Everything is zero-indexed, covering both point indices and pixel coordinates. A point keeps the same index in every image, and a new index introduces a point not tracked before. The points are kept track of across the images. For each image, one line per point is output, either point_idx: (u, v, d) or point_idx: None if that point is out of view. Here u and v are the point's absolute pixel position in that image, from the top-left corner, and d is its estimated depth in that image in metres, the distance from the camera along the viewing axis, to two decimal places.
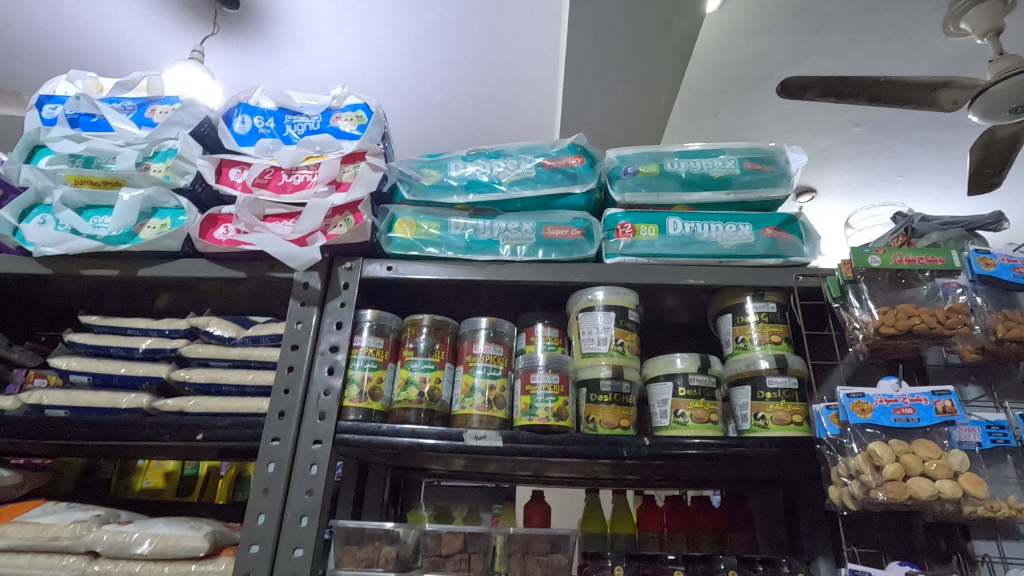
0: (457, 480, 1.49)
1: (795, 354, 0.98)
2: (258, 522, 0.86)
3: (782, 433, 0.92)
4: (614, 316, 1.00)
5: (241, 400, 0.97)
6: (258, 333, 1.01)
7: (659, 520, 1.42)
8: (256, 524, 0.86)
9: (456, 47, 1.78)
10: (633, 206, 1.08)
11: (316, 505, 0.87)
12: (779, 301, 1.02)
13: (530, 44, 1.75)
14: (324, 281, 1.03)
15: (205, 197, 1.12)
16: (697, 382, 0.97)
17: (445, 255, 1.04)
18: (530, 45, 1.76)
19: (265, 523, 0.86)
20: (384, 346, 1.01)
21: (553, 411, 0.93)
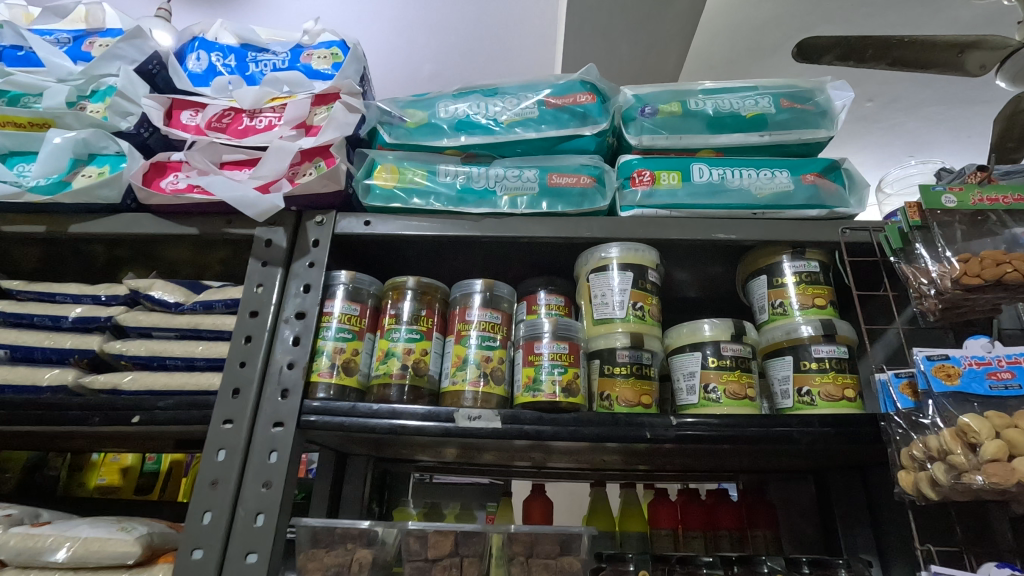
0: (451, 476, 1.33)
1: (843, 320, 0.84)
2: (204, 521, 0.71)
3: (833, 410, 0.78)
4: (631, 276, 0.85)
5: (187, 376, 0.80)
6: (211, 299, 0.85)
7: (673, 516, 1.22)
8: (200, 525, 0.71)
9: (446, 29, 1.47)
10: (651, 151, 0.93)
11: (275, 500, 0.72)
12: (822, 261, 0.88)
13: (537, 6, 1.41)
14: (290, 238, 0.88)
15: (152, 143, 0.95)
16: (731, 351, 0.83)
17: (432, 207, 0.89)
18: (537, 18, 1.45)
19: (212, 524, 0.71)
20: (361, 313, 0.86)
21: (565, 388, 0.78)
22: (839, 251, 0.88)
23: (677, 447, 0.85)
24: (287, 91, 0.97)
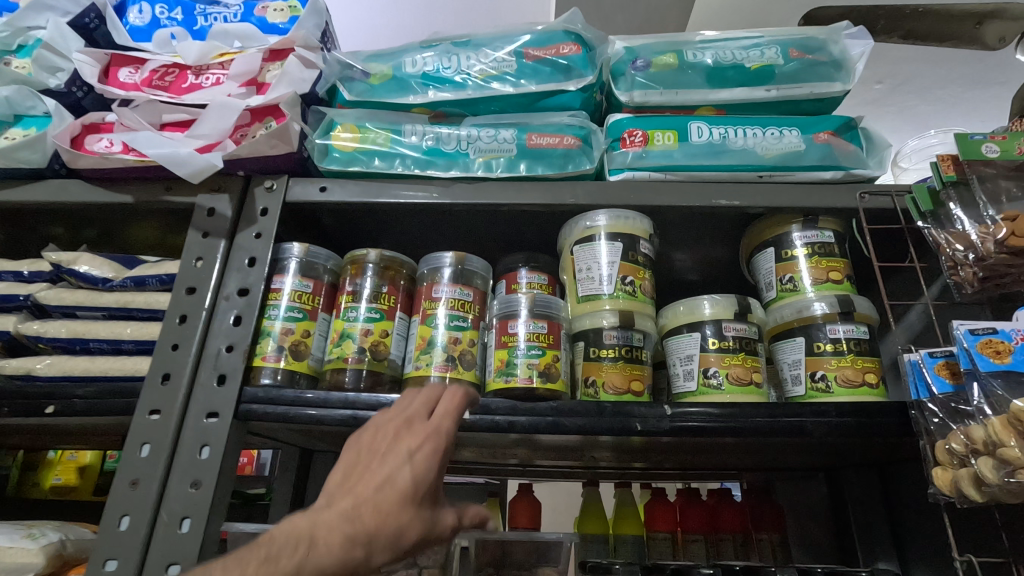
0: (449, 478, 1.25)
1: (862, 296, 0.74)
2: (121, 527, 0.61)
3: (852, 398, 0.68)
4: (620, 247, 0.74)
5: (113, 361, 0.70)
6: (145, 274, 0.75)
7: (671, 518, 1.12)
8: (117, 532, 0.61)
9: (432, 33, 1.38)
10: (644, 110, 0.83)
11: (203, 503, 0.62)
12: (837, 230, 0.78)
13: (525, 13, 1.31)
14: (236, 207, 0.78)
15: (88, 104, 0.86)
16: (733, 332, 0.72)
17: (395, 172, 0.79)
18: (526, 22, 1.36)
19: (129, 530, 0.61)
20: (314, 290, 0.76)
21: (544, 372, 0.68)
22: (857, 219, 0.78)
23: (674, 440, 0.74)
24: (238, 46, 0.87)
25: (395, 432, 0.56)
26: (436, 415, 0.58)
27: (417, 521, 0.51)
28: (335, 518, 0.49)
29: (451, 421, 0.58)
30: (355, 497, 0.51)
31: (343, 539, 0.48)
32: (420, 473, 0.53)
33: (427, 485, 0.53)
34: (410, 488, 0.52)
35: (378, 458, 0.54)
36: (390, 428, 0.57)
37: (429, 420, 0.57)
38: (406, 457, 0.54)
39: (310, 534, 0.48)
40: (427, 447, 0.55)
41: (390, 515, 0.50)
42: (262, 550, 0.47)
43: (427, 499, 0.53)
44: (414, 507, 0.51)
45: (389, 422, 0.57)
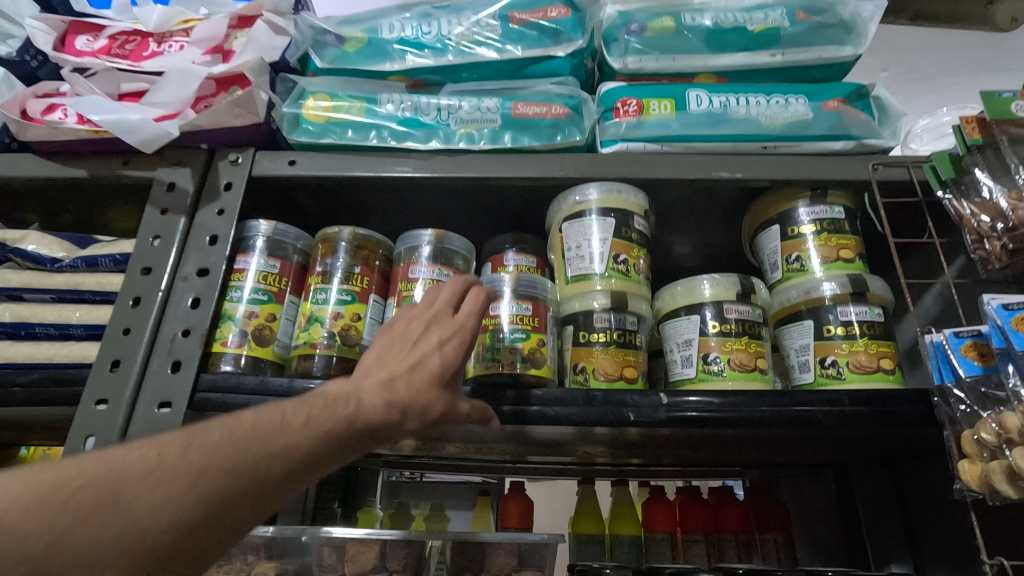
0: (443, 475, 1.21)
1: (876, 276, 0.68)
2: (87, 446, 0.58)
3: (866, 386, 0.62)
4: (613, 223, 0.69)
5: (59, 347, 0.65)
6: (97, 254, 0.69)
7: (671, 518, 1.07)
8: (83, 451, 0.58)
9: None
10: (639, 78, 0.77)
11: (172, 423, 0.59)
12: (847, 205, 0.72)
13: None
14: (197, 182, 0.72)
15: (43, 75, 0.79)
16: (736, 314, 0.66)
17: (370, 144, 0.73)
18: None
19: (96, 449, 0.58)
20: (282, 271, 0.71)
21: (529, 357, 0.62)
22: (869, 192, 0.72)
23: (671, 433, 0.69)
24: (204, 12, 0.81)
25: (424, 324, 0.55)
26: (461, 313, 0.56)
27: (443, 402, 0.52)
28: (375, 389, 0.49)
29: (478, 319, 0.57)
30: (396, 371, 0.51)
31: (384, 402, 0.49)
32: (452, 358, 0.54)
33: (453, 372, 0.54)
34: (438, 371, 0.53)
35: (410, 342, 0.54)
36: (420, 318, 0.56)
37: (457, 316, 0.56)
38: (438, 344, 0.54)
39: (354, 398, 0.48)
40: (454, 340, 0.54)
41: (421, 393, 0.51)
42: (311, 403, 0.47)
43: (453, 384, 0.54)
44: (440, 390, 0.52)
45: (417, 314, 0.56)
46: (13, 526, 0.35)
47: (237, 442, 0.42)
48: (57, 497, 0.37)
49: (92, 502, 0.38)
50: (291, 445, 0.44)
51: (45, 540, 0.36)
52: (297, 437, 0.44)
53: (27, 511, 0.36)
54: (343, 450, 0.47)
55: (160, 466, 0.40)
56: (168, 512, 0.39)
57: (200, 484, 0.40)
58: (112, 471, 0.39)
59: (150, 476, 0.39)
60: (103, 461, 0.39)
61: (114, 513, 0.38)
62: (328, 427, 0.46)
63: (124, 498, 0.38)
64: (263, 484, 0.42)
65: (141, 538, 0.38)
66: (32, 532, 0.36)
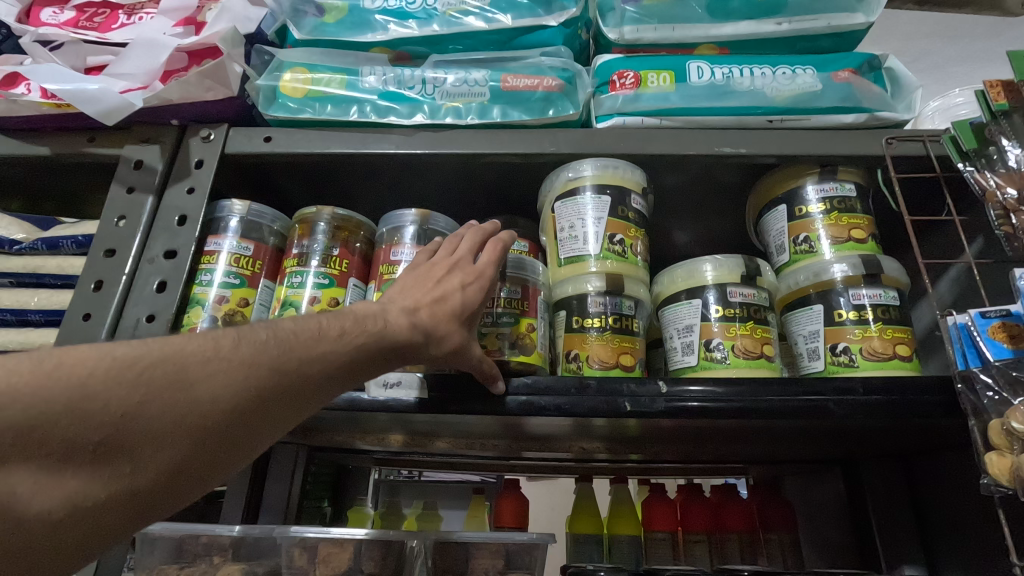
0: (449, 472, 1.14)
1: (890, 257, 0.64)
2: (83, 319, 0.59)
3: (880, 373, 0.58)
4: (608, 201, 0.64)
5: (16, 333, 0.61)
6: (59, 236, 0.65)
7: (672, 517, 1.02)
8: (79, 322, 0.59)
9: None
10: (636, 50, 0.73)
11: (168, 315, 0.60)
12: (859, 182, 0.68)
13: None
14: (167, 160, 0.68)
15: (7, 50, 0.75)
16: (740, 297, 0.62)
17: (351, 120, 0.69)
18: None
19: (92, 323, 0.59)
20: (256, 254, 0.66)
21: (518, 344, 0.58)
22: (882, 168, 0.67)
23: (671, 424, 0.64)
24: None
25: (447, 266, 0.52)
26: (484, 261, 0.55)
27: (462, 335, 0.50)
28: (400, 313, 0.47)
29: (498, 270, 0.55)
30: (421, 301, 0.49)
31: (409, 323, 0.47)
32: (474, 298, 0.52)
33: (473, 313, 0.52)
34: (461, 309, 0.50)
35: (437, 277, 0.51)
36: (446, 259, 0.53)
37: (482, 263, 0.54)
38: (461, 283, 0.51)
39: (380, 317, 0.46)
40: (478, 285, 0.53)
41: (440, 324, 0.49)
42: (343, 317, 0.45)
43: (471, 321, 0.52)
44: (460, 326, 0.50)
45: (444, 255, 0.54)
46: (96, 394, 0.35)
47: (282, 340, 0.41)
48: (130, 372, 0.37)
49: (160, 379, 0.37)
50: (332, 350, 0.42)
51: (124, 409, 0.36)
52: (336, 345, 0.43)
53: (105, 382, 0.36)
54: (366, 366, 0.44)
55: (219, 354, 0.39)
56: (226, 396, 0.38)
57: (252, 374, 0.39)
58: (176, 353, 0.38)
59: (211, 362, 0.38)
60: (167, 344, 0.38)
61: (179, 394, 0.37)
62: (365, 338, 0.44)
63: (189, 380, 0.37)
64: (308, 383, 0.41)
65: (202, 421, 0.37)
66: (112, 401, 0.35)
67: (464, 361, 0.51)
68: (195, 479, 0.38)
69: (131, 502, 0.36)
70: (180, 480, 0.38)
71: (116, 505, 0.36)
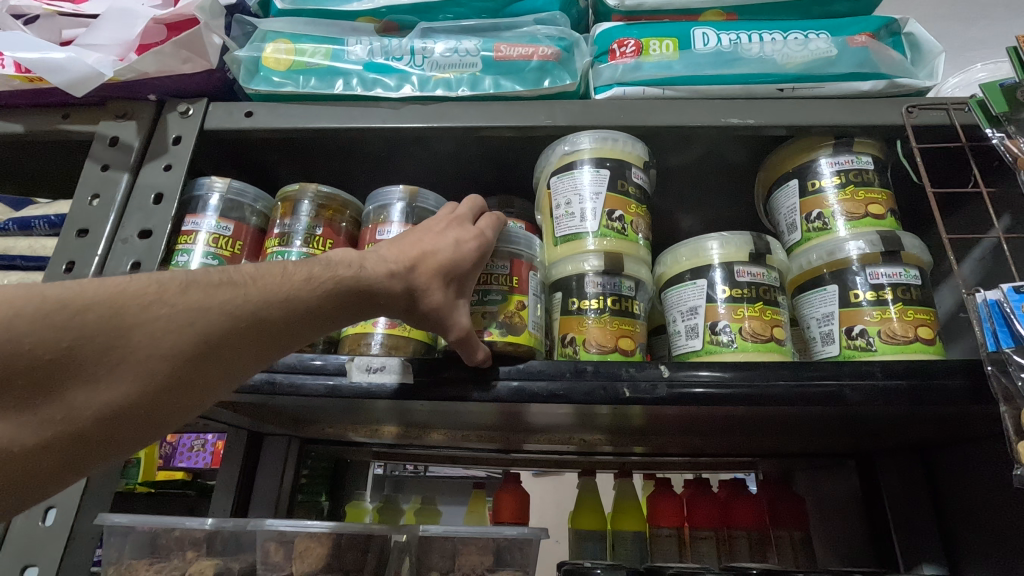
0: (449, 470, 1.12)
1: (911, 233, 0.59)
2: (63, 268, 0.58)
3: (902, 358, 0.53)
4: (607, 174, 0.60)
5: None
6: (31, 217, 0.63)
7: (678, 513, 0.98)
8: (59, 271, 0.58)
9: None
10: (637, 17, 0.69)
11: None
12: (877, 155, 0.63)
13: None
14: (144, 136, 0.65)
15: None
16: (748, 277, 0.58)
17: (335, 92, 0.66)
18: None
19: (72, 271, 0.58)
20: (236, 234, 0.63)
21: (506, 324, 0.54)
22: (901, 140, 0.63)
23: (675, 414, 0.60)
24: None
25: (445, 222, 0.50)
26: (482, 224, 0.53)
27: (444, 294, 0.46)
28: (384, 263, 0.44)
29: (496, 233, 0.53)
30: (409, 254, 0.46)
31: (386, 272, 0.43)
32: (465, 256, 0.49)
33: (463, 272, 0.48)
34: (449, 263, 0.47)
35: (432, 232, 0.49)
36: (443, 219, 0.51)
37: (477, 226, 0.52)
38: (455, 241, 0.49)
39: (357, 263, 0.42)
40: (472, 244, 0.50)
41: (425, 279, 0.45)
42: (312, 264, 0.41)
43: (458, 282, 0.48)
44: (444, 283, 0.46)
45: (439, 216, 0.51)
46: (17, 338, 0.31)
47: (240, 284, 0.37)
48: (62, 314, 0.32)
49: (95, 325, 0.32)
50: (298, 296, 0.38)
51: (53, 354, 0.31)
52: (303, 290, 0.39)
53: (29, 322, 0.31)
54: (335, 318, 0.41)
55: (163, 298, 0.34)
56: (173, 342, 0.34)
57: (203, 316, 0.35)
58: (115, 295, 0.33)
59: (156, 305, 0.34)
60: (108, 285, 0.34)
61: (117, 340, 0.33)
62: (336, 285, 0.40)
63: (126, 326, 0.33)
64: (269, 331, 0.37)
65: (141, 371, 0.33)
66: (36, 345, 0.31)
67: (444, 324, 0.46)
68: (138, 432, 0.34)
69: (57, 457, 0.32)
70: (111, 434, 0.33)
71: (50, 459, 0.32)
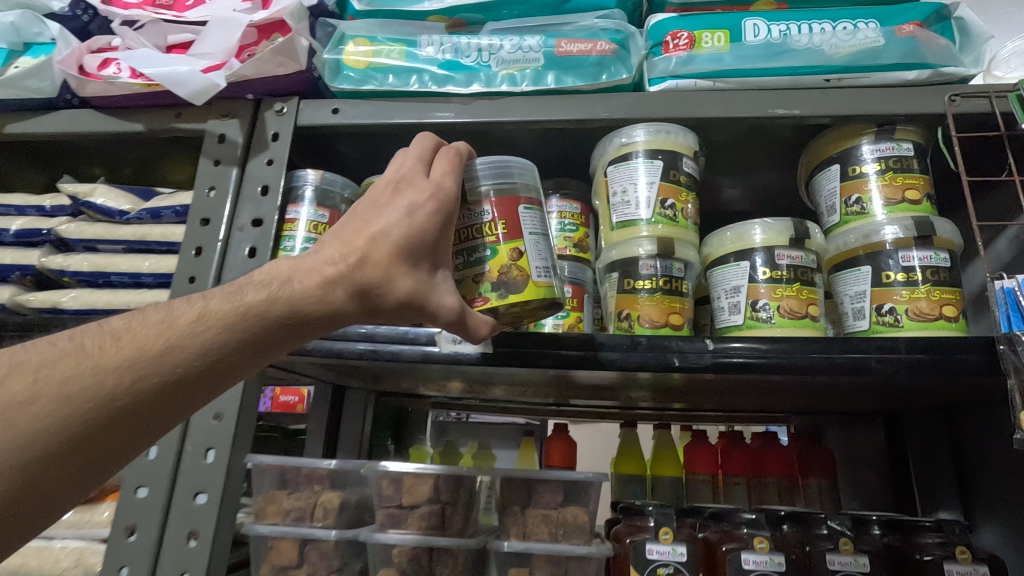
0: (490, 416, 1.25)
1: (944, 218, 0.64)
2: (193, 254, 0.69)
3: (926, 334, 0.60)
4: (660, 164, 0.66)
5: (134, 293, 0.69)
6: (160, 206, 0.73)
7: (712, 461, 1.07)
8: (190, 257, 0.69)
9: None
10: (691, 7, 0.72)
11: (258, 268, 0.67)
12: (918, 141, 0.67)
13: None
14: (247, 133, 0.74)
15: (95, 30, 0.81)
16: (788, 260, 0.64)
17: (410, 89, 0.73)
18: None
19: (200, 256, 0.69)
20: (331, 220, 0.72)
21: (503, 283, 0.55)
22: (943, 126, 0.67)
23: (716, 378, 0.68)
24: None
25: (395, 189, 0.51)
26: (435, 174, 0.53)
27: (412, 279, 0.49)
28: (320, 272, 0.46)
29: (453, 178, 0.53)
30: (353, 249, 0.47)
31: (322, 281, 0.46)
32: (422, 224, 0.50)
33: (426, 241, 0.50)
34: (405, 239, 0.48)
35: (376, 208, 0.50)
36: (387, 184, 0.51)
37: (431, 178, 0.53)
38: (408, 208, 0.50)
39: (264, 291, 0.45)
40: (432, 205, 0.51)
41: (382, 269, 0.47)
42: (182, 308, 0.44)
43: (428, 259, 0.50)
44: (409, 263, 0.49)
45: (380, 183, 0.52)
46: None
47: (69, 360, 0.40)
48: None
49: None
50: (149, 354, 0.41)
51: None
52: (151, 347, 0.41)
53: None
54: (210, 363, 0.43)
55: None
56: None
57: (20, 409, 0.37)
58: None
59: None
60: None
61: None
62: (227, 318, 0.43)
63: None
64: (125, 399, 0.40)
65: None
66: None
67: (429, 307, 0.49)
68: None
69: None
70: None
71: None
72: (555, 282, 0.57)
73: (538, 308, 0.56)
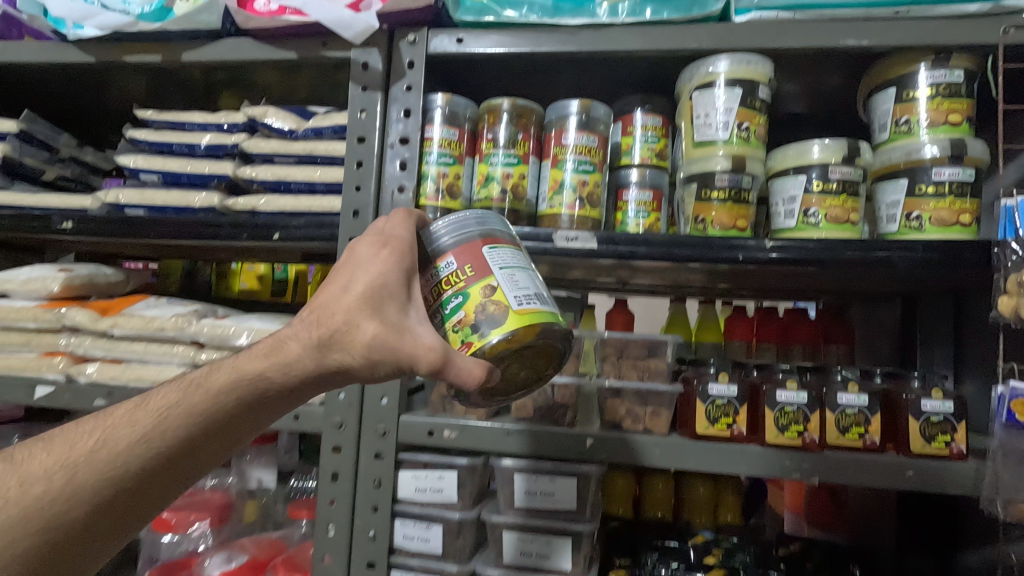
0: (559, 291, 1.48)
1: (977, 139, 0.77)
2: (355, 167, 0.86)
3: (941, 236, 0.76)
4: (739, 93, 0.79)
5: (312, 198, 0.89)
6: (321, 125, 0.90)
7: (748, 330, 1.30)
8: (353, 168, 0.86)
9: None
10: None
11: (411, 178, 0.85)
12: (969, 68, 0.77)
13: None
14: (385, 60, 0.87)
15: None
16: (839, 175, 0.79)
17: (526, 20, 0.84)
18: None
19: (361, 168, 0.86)
20: (459, 137, 0.88)
21: (483, 320, 0.59)
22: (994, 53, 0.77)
23: (768, 267, 0.87)
24: None
25: (355, 248, 0.64)
26: (387, 228, 0.66)
27: (375, 322, 0.59)
28: (280, 339, 0.62)
29: (402, 228, 0.65)
30: (318, 309, 0.62)
31: (287, 339, 0.61)
32: (381, 270, 0.61)
33: (383, 282, 0.61)
34: (363, 286, 0.60)
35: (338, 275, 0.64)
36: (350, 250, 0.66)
37: (384, 233, 0.65)
38: (371, 258, 0.62)
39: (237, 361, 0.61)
40: (386, 252, 0.63)
41: (349, 314, 0.60)
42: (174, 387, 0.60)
43: (395, 300, 0.61)
44: (370, 305, 0.60)
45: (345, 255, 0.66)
46: None
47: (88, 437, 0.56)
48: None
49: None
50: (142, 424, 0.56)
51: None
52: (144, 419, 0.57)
53: None
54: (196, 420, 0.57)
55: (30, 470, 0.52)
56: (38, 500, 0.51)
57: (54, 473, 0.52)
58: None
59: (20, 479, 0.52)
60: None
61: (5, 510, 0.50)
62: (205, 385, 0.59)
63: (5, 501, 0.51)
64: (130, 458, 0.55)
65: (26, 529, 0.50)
66: None
67: (401, 338, 0.59)
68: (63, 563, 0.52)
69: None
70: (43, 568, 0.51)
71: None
72: (540, 305, 0.60)
73: (528, 333, 0.59)
